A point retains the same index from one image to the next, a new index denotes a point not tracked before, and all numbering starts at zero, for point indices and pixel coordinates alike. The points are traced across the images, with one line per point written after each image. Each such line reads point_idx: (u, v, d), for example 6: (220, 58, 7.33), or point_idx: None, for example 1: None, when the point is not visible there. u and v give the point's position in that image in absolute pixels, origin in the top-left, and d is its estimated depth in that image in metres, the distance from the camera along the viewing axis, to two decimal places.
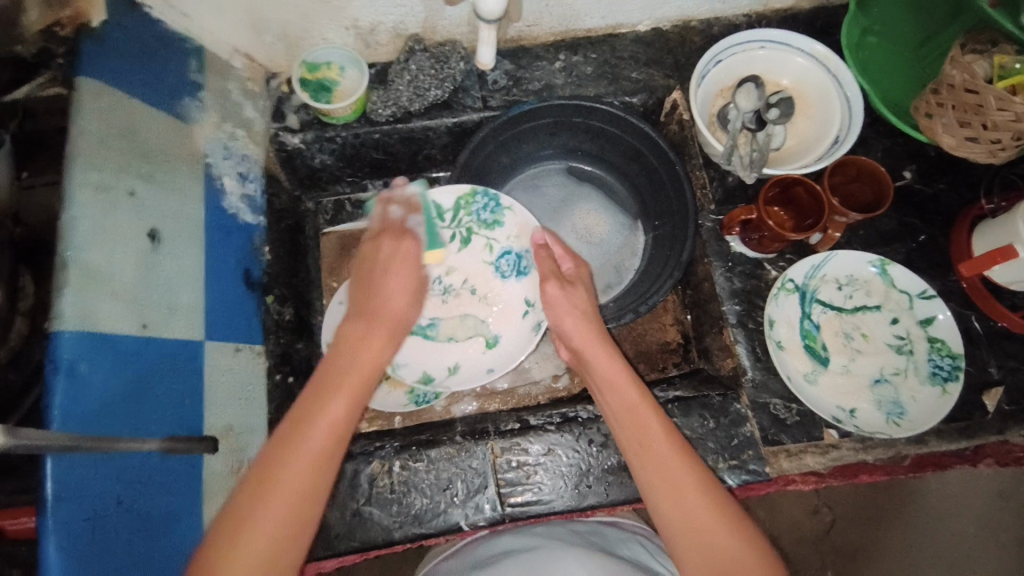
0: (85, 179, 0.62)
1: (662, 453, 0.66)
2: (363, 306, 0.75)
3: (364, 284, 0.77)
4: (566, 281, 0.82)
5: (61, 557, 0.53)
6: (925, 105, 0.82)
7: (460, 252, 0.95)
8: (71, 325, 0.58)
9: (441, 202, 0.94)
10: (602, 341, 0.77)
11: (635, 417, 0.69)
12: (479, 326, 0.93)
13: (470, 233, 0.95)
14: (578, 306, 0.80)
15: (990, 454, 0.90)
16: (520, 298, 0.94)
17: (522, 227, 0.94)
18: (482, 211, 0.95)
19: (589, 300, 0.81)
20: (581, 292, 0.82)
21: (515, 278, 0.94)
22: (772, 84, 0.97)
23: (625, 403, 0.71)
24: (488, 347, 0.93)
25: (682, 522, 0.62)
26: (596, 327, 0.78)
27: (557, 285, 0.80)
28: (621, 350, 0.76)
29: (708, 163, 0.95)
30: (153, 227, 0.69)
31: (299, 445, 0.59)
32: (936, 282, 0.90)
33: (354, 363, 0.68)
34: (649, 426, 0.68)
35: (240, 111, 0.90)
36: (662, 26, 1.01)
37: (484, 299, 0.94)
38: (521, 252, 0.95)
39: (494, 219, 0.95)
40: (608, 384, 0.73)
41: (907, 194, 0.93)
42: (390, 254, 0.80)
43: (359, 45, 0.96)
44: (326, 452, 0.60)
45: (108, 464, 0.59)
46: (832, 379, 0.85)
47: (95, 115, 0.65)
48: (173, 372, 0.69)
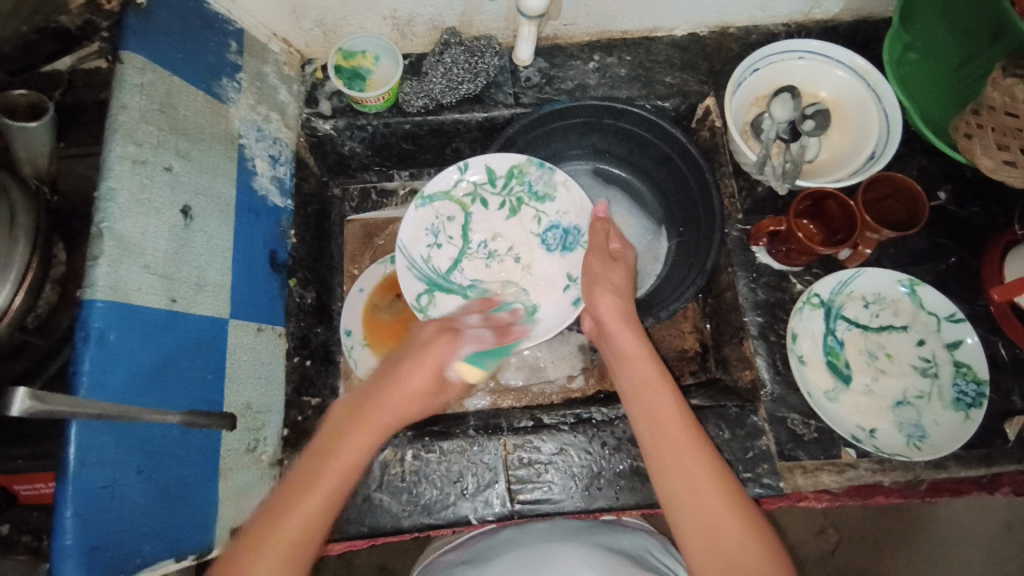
0: (125, 152, 0.63)
1: (674, 431, 0.66)
2: (359, 399, 0.68)
3: (376, 378, 0.72)
4: (611, 257, 0.85)
5: (77, 522, 0.54)
6: (964, 125, 0.81)
7: (507, 220, 0.96)
8: (102, 294, 0.59)
9: (494, 168, 0.94)
10: (627, 317, 0.78)
11: (648, 394, 0.69)
12: (518, 294, 0.94)
13: (519, 203, 0.96)
14: (611, 280, 0.81)
15: (1008, 483, 0.88)
16: (561, 272, 0.94)
17: (572, 204, 0.94)
18: (535, 184, 0.95)
19: (626, 279, 0.83)
20: (620, 270, 0.83)
21: (559, 253, 0.95)
22: (810, 95, 0.96)
23: (641, 381, 0.71)
24: (527, 316, 0.92)
25: (690, 504, 0.61)
26: (626, 303, 0.79)
27: (600, 259, 0.84)
28: (641, 327, 0.77)
29: (738, 171, 0.95)
30: (186, 203, 0.70)
31: (294, 498, 0.59)
32: (965, 306, 0.88)
33: (351, 429, 0.64)
34: (662, 405, 0.68)
35: (275, 94, 0.91)
36: (699, 31, 1.01)
37: (526, 268, 0.95)
38: (569, 228, 0.95)
39: (545, 192, 0.95)
40: (628, 363, 0.74)
41: (940, 214, 0.92)
42: (416, 346, 0.75)
43: (396, 35, 0.97)
44: (320, 506, 0.59)
45: (130, 434, 0.60)
46: (853, 397, 0.83)
47: (137, 89, 0.66)
48: (198, 347, 0.70)
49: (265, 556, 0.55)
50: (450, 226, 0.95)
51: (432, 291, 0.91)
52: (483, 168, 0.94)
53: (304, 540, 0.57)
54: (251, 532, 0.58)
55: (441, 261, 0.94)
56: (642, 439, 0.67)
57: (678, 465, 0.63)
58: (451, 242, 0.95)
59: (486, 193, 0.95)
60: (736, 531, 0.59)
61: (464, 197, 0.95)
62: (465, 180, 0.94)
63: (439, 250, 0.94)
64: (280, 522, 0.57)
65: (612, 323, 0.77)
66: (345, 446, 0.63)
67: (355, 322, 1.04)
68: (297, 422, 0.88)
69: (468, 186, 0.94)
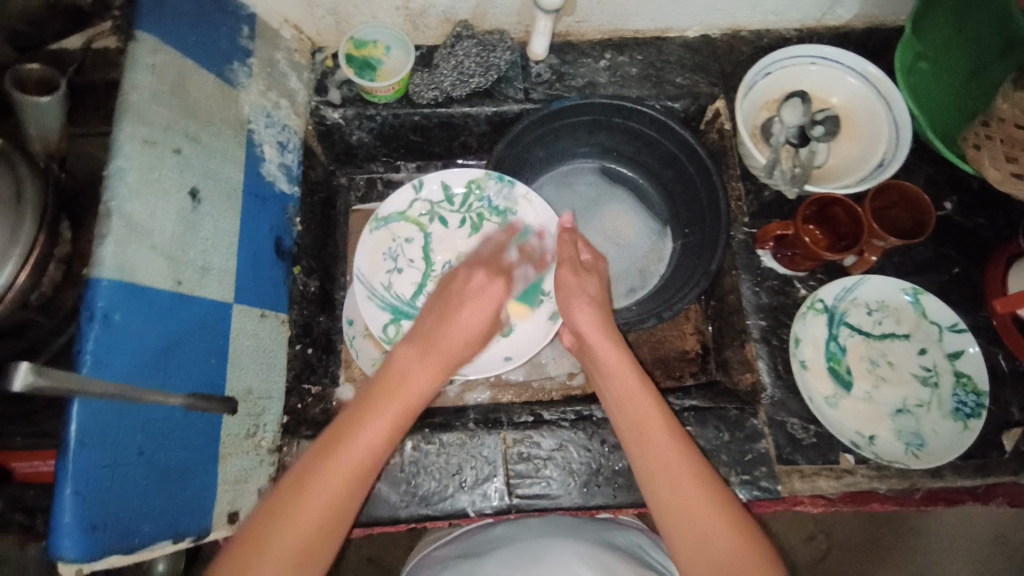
0: (134, 132, 0.63)
1: (660, 439, 0.66)
2: (428, 330, 0.74)
3: (435, 312, 0.77)
4: (580, 267, 0.84)
5: (76, 500, 0.54)
6: (973, 136, 0.81)
7: (470, 237, 0.97)
8: (108, 273, 0.58)
9: (450, 185, 0.98)
10: (606, 325, 0.78)
11: (632, 403, 0.70)
12: None
13: (480, 219, 0.98)
14: (585, 290, 0.81)
15: (1002, 494, 0.88)
16: (532, 287, 0.94)
17: (535, 216, 0.96)
18: (493, 199, 0.97)
19: (601, 290, 0.82)
20: (593, 279, 0.83)
21: (527, 267, 0.94)
22: (821, 101, 0.96)
23: (626, 392, 0.71)
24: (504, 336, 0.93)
25: (679, 509, 0.61)
26: (603, 312, 0.79)
27: (571, 271, 0.83)
28: (623, 337, 0.77)
29: (746, 174, 0.95)
30: (194, 185, 0.70)
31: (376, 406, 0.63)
32: (967, 316, 0.89)
33: (424, 361, 0.70)
34: (647, 413, 0.68)
35: (285, 81, 0.91)
36: (711, 33, 1.01)
37: None
38: (533, 240, 0.96)
39: (504, 207, 0.97)
40: (609, 374, 0.73)
41: (945, 225, 0.92)
42: (472, 287, 0.80)
43: (408, 26, 0.96)
44: (402, 414, 0.64)
45: (132, 414, 0.60)
46: (854, 403, 0.84)
47: (149, 70, 0.66)
48: (202, 330, 0.70)
49: (349, 453, 0.59)
50: (410, 248, 0.96)
51: (396, 318, 0.92)
52: (438, 186, 0.98)
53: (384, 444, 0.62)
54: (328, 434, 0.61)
55: (403, 286, 0.95)
56: (628, 446, 0.68)
57: (665, 472, 0.63)
58: (412, 264, 0.96)
59: (444, 211, 0.98)
60: (724, 534, 0.60)
61: (422, 217, 0.98)
62: (420, 200, 0.98)
63: (400, 274, 0.95)
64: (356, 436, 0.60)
65: (590, 331, 0.77)
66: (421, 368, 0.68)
67: (356, 312, 1.02)
68: (298, 409, 0.88)
69: (425, 205, 0.98)
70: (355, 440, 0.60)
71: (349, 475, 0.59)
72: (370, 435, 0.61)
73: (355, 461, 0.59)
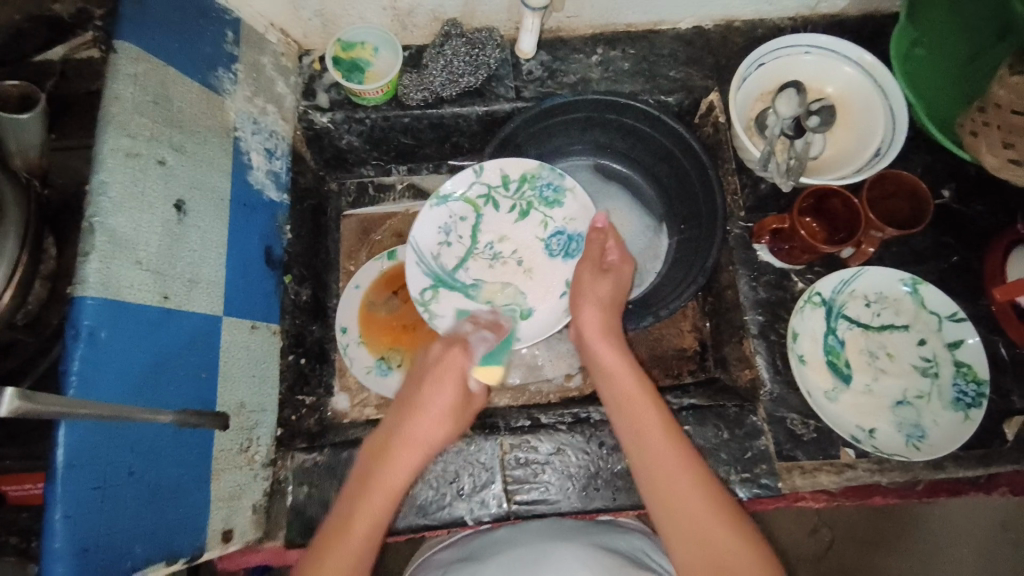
0: (117, 145, 0.62)
1: (659, 440, 0.66)
2: (393, 426, 0.72)
3: (403, 401, 0.75)
4: (602, 268, 0.85)
5: (67, 524, 0.53)
6: (970, 123, 0.80)
7: (517, 223, 0.97)
8: (94, 291, 0.57)
9: (508, 171, 0.95)
10: (609, 329, 0.79)
11: (630, 403, 0.70)
12: (517, 296, 0.95)
13: (529, 208, 0.97)
14: (596, 293, 0.82)
15: (1004, 483, 0.88)
16: (561, 279, 0.95)
17: (582, 211, 0.96)
18: (546, 188, 0.96)
19: (613, 293, 0.83)
20: (608, 283, 0.83)
21: (562, 259, 0.96)
22: (816, 92, 0.95)
23: (623, 393, 0.72)
24: (522, 318, 0.93)
25: (679, 508, 0.61)
26: (609, 318, 0.81)
27: (590, 271, 0.85)
28: (623, 341, 0.79)
29: (741, 168, 0.93)
30: (180, 197, 0.69)
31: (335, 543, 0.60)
32: (967, 306, 0.88)
33: (392, 462, 0.67)
34: (645, 414, 0.69)
35: (272, 86, 0.90)
36: (704, 25, 0.99)
37: (528, 271, 0.96)
38: (573, 234, 0.96)
39: (555, 198, 0.96)
40: (608, 376, 0.75)
41: (943, 214, 0.91)
42: (430, 360, 0.78)
43: (395, 26, 0.95)
44: (365, 538, 0.61)
45: (122, 434, 0.59)
46: (853, 397, 0.83)
47: (129, 80, 0.65)
48: (192, 346, 0.69)
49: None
50: (461, 226, 0.96)
51: (437, 286, 0.93)
52: (497, 171, 0.95)
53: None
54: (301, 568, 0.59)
55: (448, 259, 0.95)
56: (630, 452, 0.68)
57: (665, 473, 0.63)
58: (460, 241, 0.96)
59: (498, 196, 0.96)
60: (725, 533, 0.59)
61: (478, 198, 0.96)
62: (478, 182, 0.96)
63: (448, 247, 0.95)
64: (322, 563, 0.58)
65: (591, 334, 0.79)
66: (387, 477, 0.65)
67: (351, 320, 1.02)
68: (292, 421, 0.87)
69: (482, 188, 0.96)
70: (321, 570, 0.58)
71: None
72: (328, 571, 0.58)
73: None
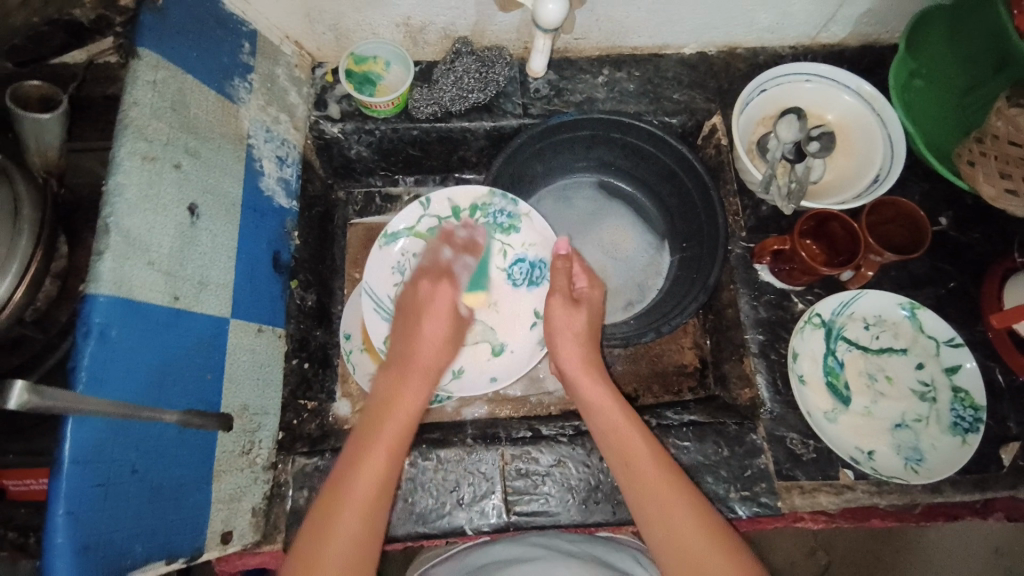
0: (134, 148, 0.63)
1: (652, 475, 0.66)
2: (400, 355, 0.77)
3: (402, 336, 0.79)
4: (574, 298, 0.83)
5: (69, 521, 0.53)
6: (967, 153, 0.83)
7: None
8: (105, 290, 0.58)
9: (456, 202, 0.96)
10: (590, 363, 0.78)
11: (619, 440, 0.70)
12: (487, 333, 0.93)
13: (484, 236, 0.96)
14: (572, 327, 0.81)
15: (1000, 509, 0.88)
16: (528, 308, 0.95)
17: (539, 236, 0.95)
18: (499, 215, 0.96)
19: (588, 324, 0.81)
20: (582, 314, 0.81)
21: (527, 287, 0.96)
22: (816, 118, 0.97)
23: (610, 425, 0.72)
24: (494, 355, 0.93)
25: (676, 543, 0.61)
26: (589, 350, 0.80)
27: (561, 302, 0.81)
28: (604, 369, 0.79)
29: (743, 190, 0.95)
30: (193, 201, 0.70)
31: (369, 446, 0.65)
32: (963, 331, 0.89)
33: (405, 385, 0.73)
34: (635, 448, 0.69)
35: (285, 96, 0.91)
36: (707, 50, 1.02)
37: (493, 305, 0.95)
38: (535, 260, 0.96)
39: (510, 224, 0.96)
40: (593, 408, 0.74)
41: (941, 240, 0.92)
42: (421, 297, 0.81)
43: (407, 42, 0.97)
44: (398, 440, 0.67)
45: (126, 433, 0.59)
46: (852, 419, 0.83)
47: (149, 86, 0.66)
48: (198, 348, 0.70)
49: (354, 495, 0.61)
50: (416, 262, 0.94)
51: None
52: (445, 202, 0.96)
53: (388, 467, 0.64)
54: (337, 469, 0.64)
55: None
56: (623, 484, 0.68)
57: (660, 509, 0.63)
58: None
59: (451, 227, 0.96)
60: (722, 565, 0.59)
61: (428, 232, 0.95)
62: (428, 216, 0.95)
63: None
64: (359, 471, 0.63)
65: (573, 369, 0.78)
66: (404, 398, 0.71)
67: (354, 327, 1.01)
68: (293, 425, 0.88)
69: (432, 221, 0.95)
70: (359, 478, 0.63)
71: (365, 508, 0.61)
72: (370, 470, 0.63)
73: (367, 494, 0.62)
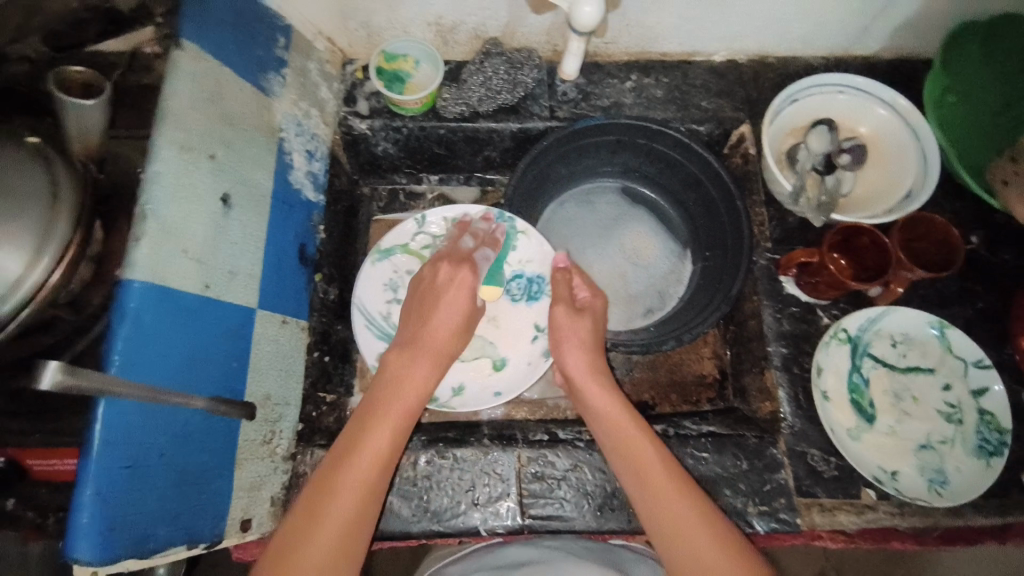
0: (172, 138, 0.64)
1: (666, 489, 0.65)
2: (411, 335, 0.78)
3: (415, 313, 0.80)
4: (577, 307, 0.83)
5: (97, 502, 0.54)
6: (1001, 171, 0.84)
7: None
8: (141, 276, 0.59)
9: (451, 219, 0.96)
10: (596, 369, 0.78)
11: (631, 451, 0.69)
12: (486, 348, 0.94)
13: None
14: (577, 334, 0.81)
15: (1022, 536, 0.86)
16: (529, 323, 0.95)
17: (537, 253, 0.95)
18: None
19: (593, 332, 0.81)
20: (587, 321, 0.81)
21: (526, 303, 0.96)
22: (848, 130, 0.96)
23: (619, 436, 0.71)
24: (495, 369, 0.93)
25: (688, 558, 0.61)
26: (595, 356, 0.80)
27: (565, 311, 0.82)
28: (611, 378, 0.78)
29: (770, 200, 0.94)
30: (226, 191, 0.71)
31: (360, 436, 0.66)
32: (991, 352, 0.87)
33: (412, 370, 0.74)
34: (647, 460, 0.68)
35: (316, 91, 0.92)
36: (737, 58, 1.01)
37: (492, 323, 0.95)
38: (533, 276, 0.96)
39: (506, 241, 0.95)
40: (601, 418, 0.74)
41: (971, 259, 0.91)
42: (441, 278, 0.81)
43: (438, 41, 0.97)
44: (400, 415, 0.69)
45: (155, 417, 0.60)
46: (876, 437, 0.82)
47: (188, 77, 0.67)
48: (226, 336, 0.70)
49: (328, 514, 0.61)
50: (410, 280, 0.95)
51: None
52: (439, 220, 0.96)
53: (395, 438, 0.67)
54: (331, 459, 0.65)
55: None
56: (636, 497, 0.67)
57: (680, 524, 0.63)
58: None
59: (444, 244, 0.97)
60: None
61: (422, 250, 0.96)
62: (421, 233, 0.96)
63: (400, 304, 0.93)
64: (334, 490, 0.62)
65: (582, 378, 0.78)
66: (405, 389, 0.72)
67: None
68: (313, 417, 0.87)
69: (425, 238, 0.96)
70: (333, 499, 0.62)
71: (346, 517, 0.61)
72: (379, 440, 0.66)
73: (341, 513, 0.61)
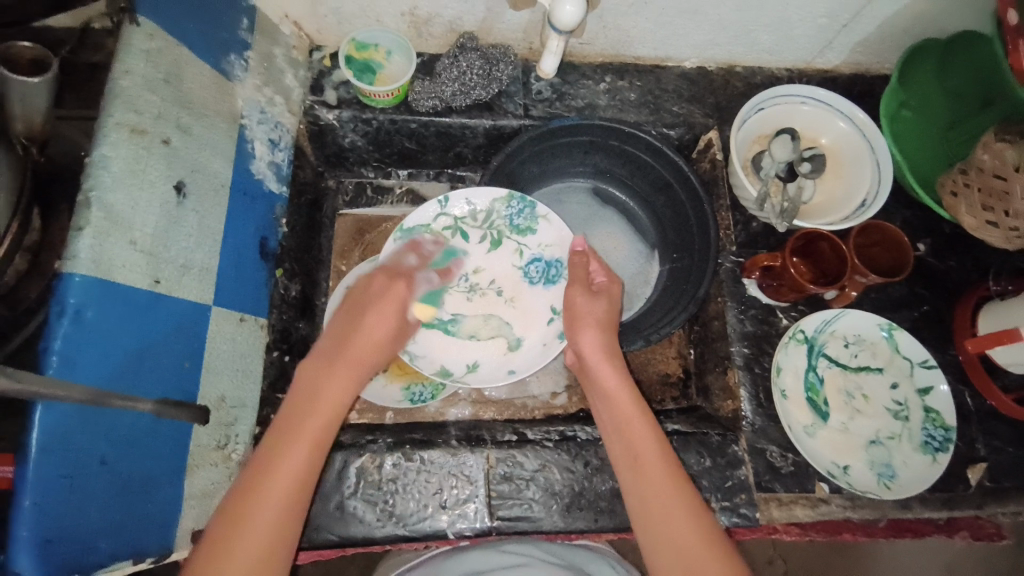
0: (123, 120, 0.61)
1: (655, 476, 0.66)
2: (335, 341, 0.75)
3: (341, 324, 0.77)
4: (592, 289, 0.86)
5: (34, 512, 0.51)
6: (951, 183, 0.87)
7: (489, 253, 0.95)
8: (82, 269, 0.55)
9: (475, 203, 0.93)
10: (610, 352, 0.79)
11: (630, 430, 0.71)
12: (501, 327, 0.93)
13: (501, 236, 0.95)
14: (593, 315, 0.82)
15: (964, 527, 0.92)
16: (544, 306, 0.94)
17: (556, 237, 0.94)
18: (517, 217, 0.94)
19: (608, 313, 0.83)
20: (603, 303, 0.84)
21: (543, 286, 0.95)
22: (810, 141, 0.99)
23: (618, 421, 0.72)
24: (510, 349, 0.92)
25: (666, 543, 0.62)
26: (608, 339, 0.80)
27: (582, 296, 0.85)
28: (623, 361, 0.79)
29: (735, 205, 0.97)
30: (181, 179, 0.67)
31: (272, 461, 0.61)
32: (937, 354, 0.93)
33: (331, 379, 0.70)
34: (644, 447, 0.69)
35: (282, 78, 0.88)
36: (708, 66, 1.03)
37: (509, 301, 0.94)
38: (551, 261, 0.95)
39: (527, 225, 0.95)
40: (607, 397, 0.75)
41: (919, 265, 0.96)
42: (373, 291, 0.81)
43: (411, 33, 0.95)
44: (323, 433, 0.65)
45: (97, 420, 0.56)
46: (830, 434, 0.86)
47: (142, 55, 0.63)
48: (175, 333, 0.66)
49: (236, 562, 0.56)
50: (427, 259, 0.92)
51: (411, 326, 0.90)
52: (463, 202, 0.93)
53: (311, 462, 0.63)
54: (242, 480, 0.60)
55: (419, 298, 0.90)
56: (624, 477, 0.69)
57: (659, 513, 0.64)
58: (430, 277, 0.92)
59: (467, 226, 0.94)
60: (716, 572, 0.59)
61: (444, 232, 0.93)
62: (444, 215, 0.93)
63: None
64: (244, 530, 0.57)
65: (595, 357, 0.78)
66: (325, 399, 0.68)
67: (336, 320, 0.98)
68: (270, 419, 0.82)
69: (449, 220, 0.93)
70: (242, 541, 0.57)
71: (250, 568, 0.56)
72: (293, 462, 0.62)
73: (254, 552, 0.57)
